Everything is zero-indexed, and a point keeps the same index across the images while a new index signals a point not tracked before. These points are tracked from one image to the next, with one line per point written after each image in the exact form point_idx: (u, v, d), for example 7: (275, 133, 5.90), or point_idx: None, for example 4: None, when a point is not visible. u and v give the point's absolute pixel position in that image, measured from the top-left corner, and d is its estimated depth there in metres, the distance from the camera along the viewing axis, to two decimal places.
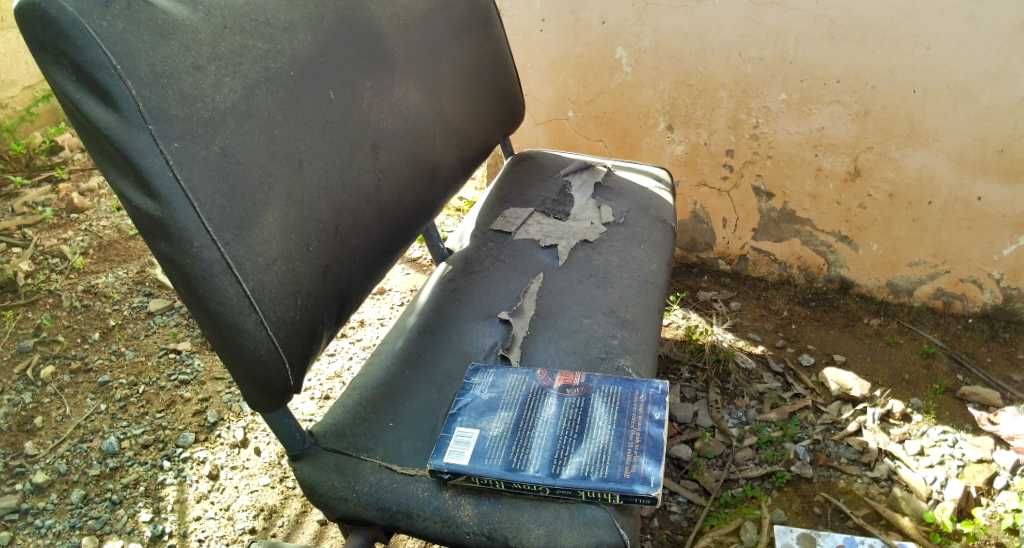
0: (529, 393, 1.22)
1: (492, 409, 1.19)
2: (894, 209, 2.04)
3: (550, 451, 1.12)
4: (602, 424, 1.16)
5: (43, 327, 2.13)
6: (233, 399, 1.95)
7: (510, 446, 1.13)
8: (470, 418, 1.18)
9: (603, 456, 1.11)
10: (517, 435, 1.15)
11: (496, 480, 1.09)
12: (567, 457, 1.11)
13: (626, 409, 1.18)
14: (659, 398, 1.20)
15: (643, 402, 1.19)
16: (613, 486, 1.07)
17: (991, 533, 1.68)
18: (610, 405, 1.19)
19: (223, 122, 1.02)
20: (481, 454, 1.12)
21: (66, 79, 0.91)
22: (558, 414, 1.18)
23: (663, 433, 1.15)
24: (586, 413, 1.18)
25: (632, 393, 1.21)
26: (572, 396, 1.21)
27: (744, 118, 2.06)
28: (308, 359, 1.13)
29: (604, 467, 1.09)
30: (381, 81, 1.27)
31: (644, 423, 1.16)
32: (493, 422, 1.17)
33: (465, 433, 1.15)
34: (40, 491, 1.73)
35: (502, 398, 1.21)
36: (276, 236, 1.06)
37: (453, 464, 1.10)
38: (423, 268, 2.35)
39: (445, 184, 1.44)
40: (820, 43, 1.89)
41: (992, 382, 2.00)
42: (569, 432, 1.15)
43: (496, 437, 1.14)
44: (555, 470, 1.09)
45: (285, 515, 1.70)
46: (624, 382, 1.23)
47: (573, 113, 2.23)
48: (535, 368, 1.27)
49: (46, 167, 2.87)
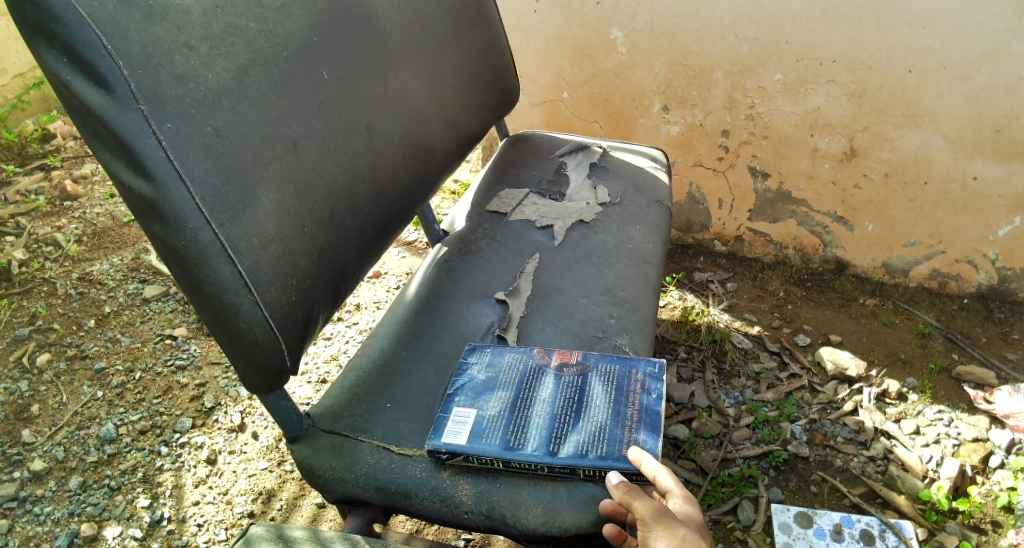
0: (526, 372, 1.22)
1: (486, 388, 1.19)
2: (889, 189, 2.04)
3: (547, 430, 1.13)
4: (599, 403, 1.17)
5: (38, 316, 2.12)
6: (230, 384, 1.94)
7: (508, 426, 1.13)
8: (467, 398, 1.18)
9: (600, 435, 1.12)
10: (512, 412, 1.16)
11: (494, 460, 1.09)
12: (564, 436, 1.12)
13: (624, 386, 1.19)
14: (656, 374, 1.20)
15: (641, 379, 1.20)
16: (610, 464, 1.08)
17: (987, 511, 1.70)
18: (607, 382, 1.19)
19: (216, 103, 1.01)
20: (479, 434, 1.12)
21: (56, 60, 0.91)
22: (555, 392, 1.19)
23: (660, 408, 1.16)
24: (583, 392, 1.18)
25: (629, 370, 1.21)
26: (568, 373, 1.21)
27: (740, 99, 2.05)
28: (305, 342, 1.13)
29: (600, 444, 1.10)
30: (374, 61, 1.26)
31: (642, 399, 1.17)
32: (490, 402, 1.17)
33: (462, 413, 1.15)
34: (37, 479, 1.73)
35: (499, 378, 1.21)
36: (271, 217, 1.06)
37: (451, 444, 1.11)
38: (418, 251, 2.34)
39: (440, 166, 1.43)
40: (815, 23, 1.88)
41: (987, 361, 2.00)
42: (566, 409, 1.16)
43: (493, 417, 1.15)
44: (553, 449, 1.10)
45: (283, 498, 1.71)
46: (620, 357, 1.24)
47: (568, 94, 2.22)
48: (532, 347, 1.27)
49: (37, 155, 2.83)
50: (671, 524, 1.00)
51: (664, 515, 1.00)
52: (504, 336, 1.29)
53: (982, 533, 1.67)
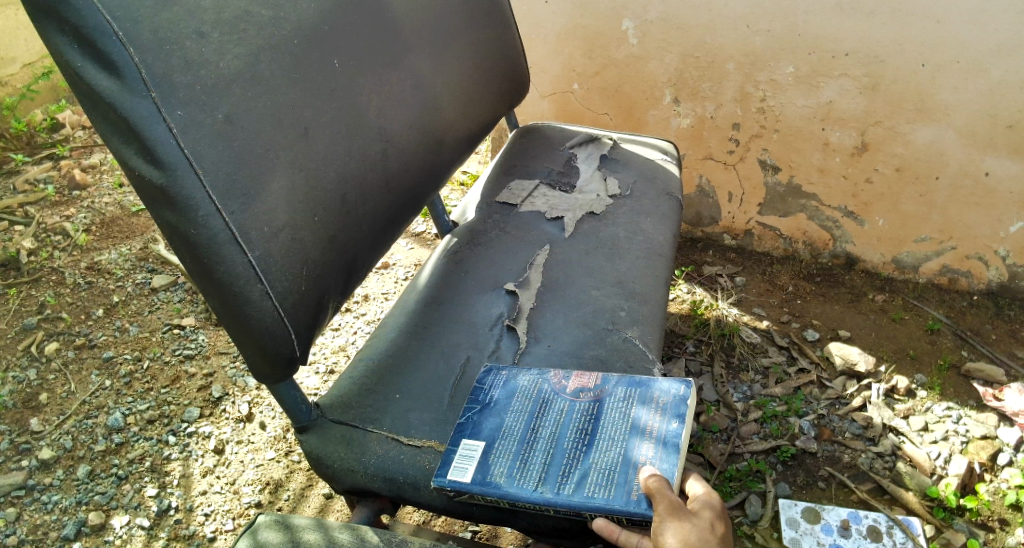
0: (540, 399, 1.15)
1: (495, 414, 1.14)
2: (902, 183, 2.02)
3: (555, 464, 1.06)
4: (614, 435, 1.09)
5: (46, 304, 2.13)
6: (238, 374, 1.95)
7: (516, 460, 1.07)
8: (476, 428, 1.12)
9: (612, 474, 1.04)
10: (520, 443, 1.10)
11: (499, 499, 1.04)
12: (573, 470, 1.05)
13: (643, 414, 1.11)
14: (679, 403, 1.11)
15: (662, 407, 1.11)
16: (616, 506, 1.00)
17: (995, 509, 1.69)
18: (625, 408, 1.12)
19: (228, 89, 1.01)
20: (483, 469, 1.06)
21: (67, 46, 0.91)
22: (568, 418, 1.12)
23: (680, 436, 1.07)
24: (598, 422, 1.11)
25: (649, 394, 1.13)
26: (583, 398, 1.15)
27: (751, 92, 2.04)
28: (315, 330, 1.13)
29: (610, 482, 1.03)
30: (385, 48, 1.25)
31: (661, 428, 1.08)
32: (500, 432, 1.11)
33: (469, 445, 1.10)
34: (46, 467, 1.74)
35: (511, 405, 1.15)
36: (282, 203, 1.05)
37: (455, 481, 1.05)
38: (427, 242, 2.34)
39: (451, 155, 1.42)
40: (831, 14, 1.86)
41: (996, 358, 1.99)
42: (579, 438, 1.09)
43: (500, 450, 1.09)
44: (560, 488, 1.03)
45: (290, 489, 1.71)
46: (641, 379, 1.16)
47: (578, 85, 2.21)
48: (548, 370, 1.20)
49: (47, 144, 2.84)
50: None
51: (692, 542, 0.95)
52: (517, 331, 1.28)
53: (990, 530, 1.66)
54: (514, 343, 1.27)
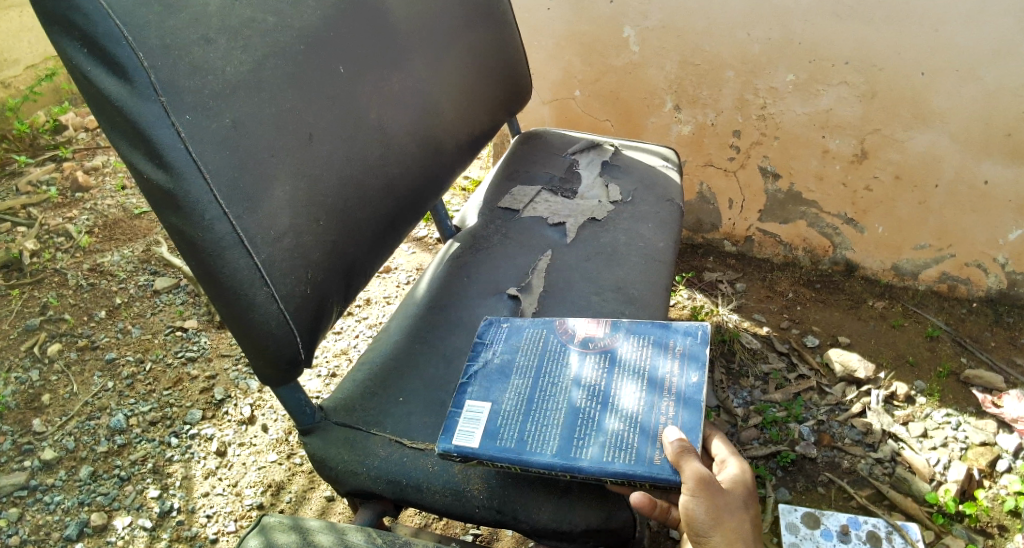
0: (550, 361, 1.17)
1: (507, 376, 1.15)
2: (900, 190, 2.03)
3: (571, 426, 1.08)
4: (629, 395, 1.11)
5: (48, 306, 2.14)
6: (240, 376, 1.95)
7: (529, 424, 1.09)
8: (487, 393, 1.13)
9: (630, 438, 1.06)
10: (532, 403, 1.11)
11: (514, 464, 1.05)
12: (590, 434, 1.07)
13: (657, 373, 1.13)
14: (695, 358, 1.13)
15: (676, 365, 1.13)
16: (640, 471, 1.02)
17: (993, 515, 1.70)
18: (640, 365, 1.14)
19: (233, 94, 1.02)
20: (497, 435, 1.08)
21: (75, 49, 0.92)
22: (583, 377, 1.14)
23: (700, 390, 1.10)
24: (610, 383, 1.13)
25: (665, 350, 1.15)
26: (596, 357, 1.17)
27: (751, 99, 2.05)
28: (318, 333, 1.14)
29: (631, 446, 1.05)
30: (389, 54, 1.26)
31: (679, 386, 1.11)
32: (511, 397, 1.12)
33: (480, 412, 1.11)
34: (48, 468, 1.74)
35: (520, 369, 1.16)
36: (287, 208, 1.06)
37: (468, 447, 1.07)
38: (428, 246, 2.35)
39: (453, 160, 1.43)
40: (829, 22, 1.87)
41: (995, 364, 2.00)
42: (592, 397, 1.11)
43: (514, 415, 1.10)
44: (577, 453, 1.05)
45: (292, 491, 1.72)
46: (655, 333, 1.18)
47: (580, 92, 2.22)
48: (557, 329, 1.22)
49: (49, 146, 2.85)
50: (728, 525, 1.00)
51: (723, 516, 1.00)
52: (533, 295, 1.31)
53: (989, 537, 1.67)
54: None
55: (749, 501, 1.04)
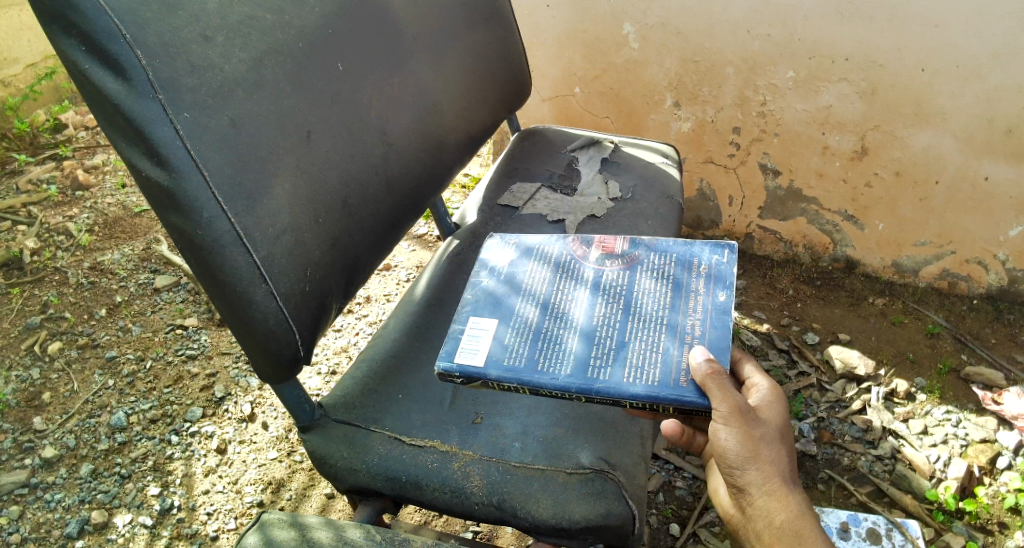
0: (567, 285, 1.16)
1: (524, 299, 1.15)
2: (901, 188, 2.03)
3: (586, 349, 1.07)
4: (650, 314, 1.10)
5: (49, 304, 2.14)
6: (241, 374, 1.95)
7: (544, 347, 1.08)
8: (503, 316, 1.13)
9: (652, 357, 1.05)
10: (546, 327, 1.11)
11: (529, 386, 1.05)
12: (607, 355, 1.06)
13: (680, 292, 1.11)
14: (722, 278, 1.12)
15: (702, 283, 1.12)
16: (662, 394, 1.01)
17: (994, 512, 1.70)
18: (662, 287, 1.13)
19: (233, 93, 1.02)
20: (511, 358, 1.07)
21: (74, 48, 0.92)
22: (600, 300, 1.13)
23: (728, 313, 1.08)
24: (630, 303, 1.12)
25: (691, 269, 1.14)
26: (615, 280, 1.15)
27: (751, 96, 2.05)
28: (319, 331, 1.14)
29: (651, 369, 1.03)
30: (389, 52, 1.26)
31: (705, 304, 1.09)
32: (527, 319, 1.12)
33: (494, 335, 1.10)
34: (49, 466, 1.74)
35: (537, 292, 1.16)
36: (286, 206, 1.06)
37: (480, 369, 1.07)
38: (428, 244, 2.35)
39: (453, 159, 1.43)
40: (830, 20, 1.86)
41: (996, 361, 2.00)
42: (610, 319, 1.10)
43: (529, 338, 1.10)
44: (594, 374, 1.04)
45: (292, 488, 1.72)
46: (679, 254, 1.16)
47: (580, 89, 2.22)
48: (577, 253, 1.21)
49: (49, 144, 2.85)
50: (765, 457, 0.99)
51: (760, 447, 0.99)
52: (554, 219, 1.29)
53: (989, 534, 1.67)
54: None
55: (780, 428, 1.03)
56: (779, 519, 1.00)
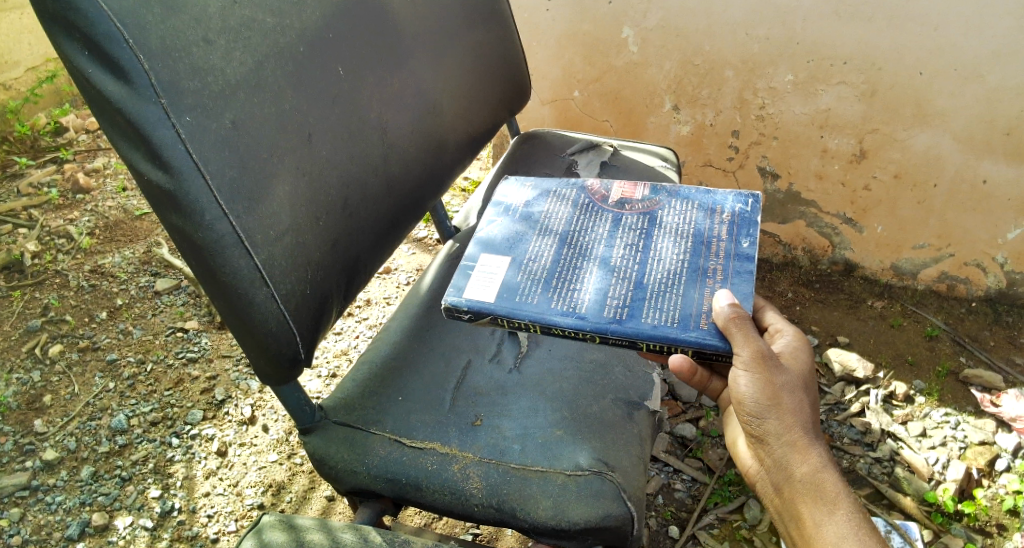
0: (590, 234, 1.21)
1: (547, 247, 1.19)
2: (900, 190, 2.03)
3: (608, 289, 1.11)
4: (672, 259, 1.14)
5: (50, 307, 2.14)
6: (241, 376, 1.96)
7: (566, 288, 1.12)
8: (527, 261, 1.17)
9: (674, 298, 1.09)
10: (564, 273, 1.15)
11: (550, 323, 1.08)
12: (625, 300, 1.09)
13: (702, 241, 1.16)
14: (744, 229, 1.17)
15: (724, 234, 1.17)
16: (682, 337, 1.04)
17: (992, 514, 1.71)
18: (684, 237, 1.17)
19: (234, 95, 1.02)
20: (535, 297, 1.11)
21: (77, 52, 0.93)
22: (619, 251, 1.17)
23: (752, 268, 1.12)
24: (652, 250, 1.16)
25: (714, 221, 1.19)
26: (635, 234, 1.20)
27: (750, 98, 2.05)
28: (319, 332, 1.15)
29: (670, 313, 1.07)
30: (390, 55, 1.26)
31: (727, 252, 1.14)
32: (550, 264, 1.16)
33: (518, 277, 1.14)
34: (49, 469, 1.75)
35: (561, 241, 1.20)
36: (286, 209, 1.07)
37: (504, 307, 1.10)
38: (428, 247, 2.35)
39: (452, 161, 1.44)
40: (828, 22, 1.87)
41: (994, 364, 2.01)
42: (629, 268, 1.14)
43: (552, 280, 1.14)
44: (616, 312, 1.08)
45: (293, 491, 1.73)
46: (701, 207, 1.22)
47: (579, 92, 2.23)
48: (601, 206, 1.26)
49: (50, 148, 2.86)
50: (786, 406, 1.02)
51: (780, 394, 1.02)
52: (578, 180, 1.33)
53: (988, 536, 1.67)
54: (514, 347, 1.29)
55: (804, 378, 1.06)
56: (799, 470, 1.02)
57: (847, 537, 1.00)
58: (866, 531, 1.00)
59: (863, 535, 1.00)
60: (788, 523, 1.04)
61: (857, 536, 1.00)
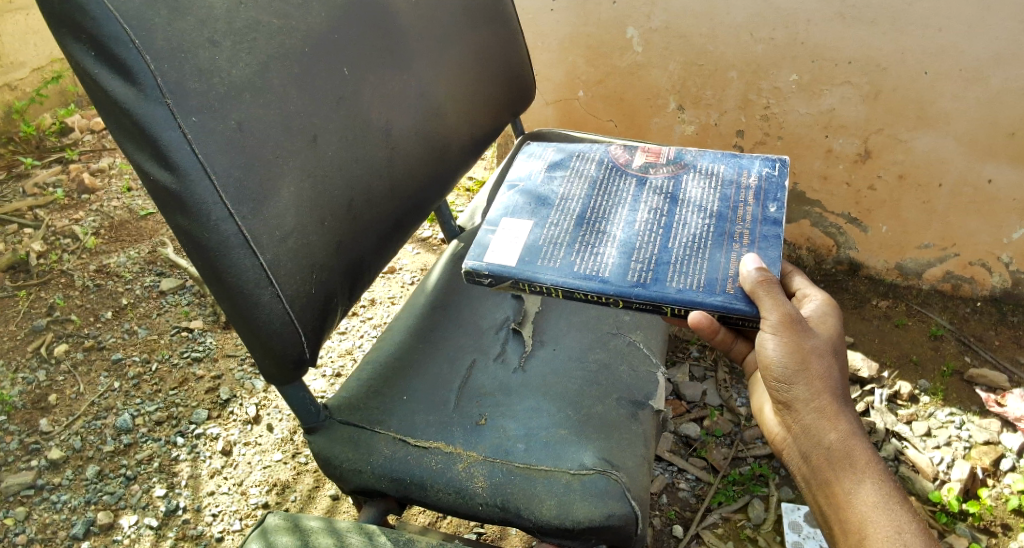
0: (615, 199, 1.24)
1: (571, 213, 1.23)
2: (904, 190, 2.03)
3: (632, 253, 1.15)
4: (697, 225, 1.18)
5: (55, 307, 2.15)
6: (246, 376, 1.97)
7: (591, 252, 1.16)
8: (553, 226, 1.21)
9: (700, 261, 1.12)
10: (589, 238, 1.18)
11: (575, 286, 1.12)
12: (650, 264, 1.13)
13: (728, 208, 1.20)
14: (771, 197, 1.21)
15: (751, 201, 1.21)
16: (708, 301, 1.07)
17: (997, 514, 1.71)
18: (709, 204, 1.21)
19: (239, 97, 1.03)
20: (561, 262, 1.15)
21: (84, 53, 0.93)
22: (644, 216, 1.21)
23: (779, 235, 1.16)
24: (677, 215, 1.20)
25: (740, 189, 1.23)
26: (659, 201, 1.23)
27: (754, 99, 2.05)
28: (323, 332, 1.15)
29: (695, 278, 1.10)
30: (396, 57, 1.27)
31: (754, 219, 1.18)
32: (575, 230, 1.20)
33: (544, 243, 1.18)
34: (55, 468, 1.75)
35: (585, 207, 1.24)
36: (292, 210, 1.07)
37: (529, 271, 1.14)
38: (433, 247, 2.35)
39: (457, 162, 1.44)
40: (832, 23, 1.87)
41: (999, 364, 2.00)
42: (653, 234, 1.17)
43: (577, 244, 1.17)
44: (641, 275, 1.11)
45: (297, 490, 1.73)
46: (727, 175, 1.26)
47: (583, 92, 2.23)
48: (625, 173, 1.29)
49: (55, 148, 2.86)
50: (814, 370, 1.05)
51: (810, 359, 1.05)
52: (602, 146, 1.36)
53: (993, 535, 1.67)
54: (519, 346, 1.30)
55: (833, 344, 1.08)
56: (829, 438, 1.05)
57: (877, 504, 1.02)
58: (895, 499, 1.03)
59: (893, 504, 1.03)
60: (816, 491, 1.06)
61: (888, 504, 1.02)
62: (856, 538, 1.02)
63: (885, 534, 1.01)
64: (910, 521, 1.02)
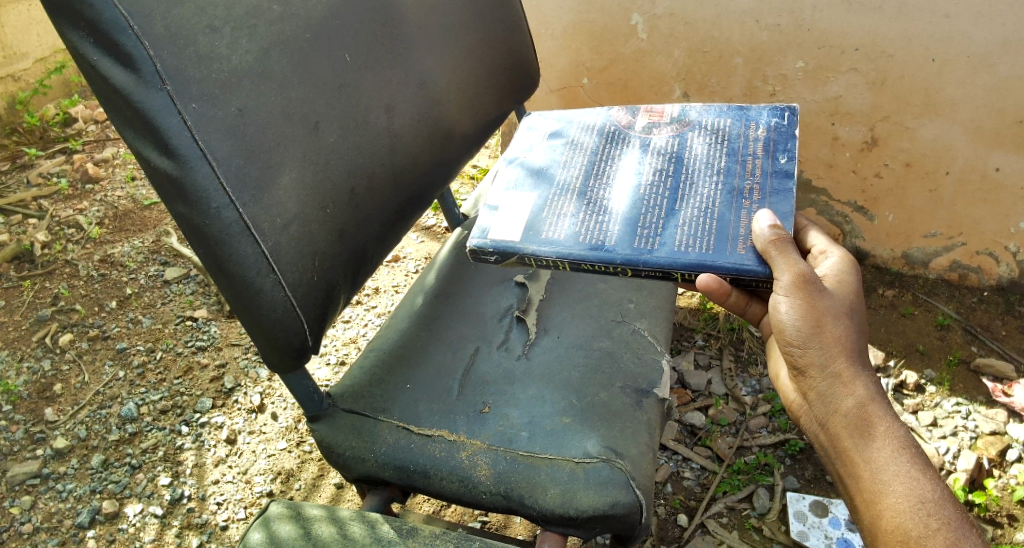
0: (620, 164, 1.24)
1: (574, 183, 1.23)
2: (910, 178, 2.02)
3: (638, 220, 1.15)
4: (704, 185, 1.17)
5: (60, 296, 2.15)
6: (250, 365, 1.97)
7: (595, 220, 1.16)
8: (556, 197, 1.21)
9: (708, 224, 1.12)
10: (593, 206, 1.18)
11: (581, 257, 1.12)
12: (657, 229, 1.13)
13: (736, 163, 1.19)
14: (781, 148, 1.20)
15: (759, 155, 1.20)
16: (717, 262, 1.08)
17: (1003, 505, 1.70)
18: (716, 161, 1.21)
19: (239, 83, 1.02)
20: (565, 233, 1.15)
21: (83, 40, 0.93)
22: (649, 178, 1.20)
23: (790, 187, 1.15)
24: (683, 177, 1.19)
25: (749, 143, 1.22)
26: (664, 161, 1.23)
27: (760, 86, 2.04)
28: (326, 321, 1.15)
29: (704, 240, 1.10)
30: (399, 42, 1.25)
31: (764, 173, 1.17)
32: (578, 200, 1.20)
33: (547, 214, 1.18)
34: (60, 457, 1.76)
35: (587, 175, 1.24)
36: (293, 196, 1.07)
37: (532, 246, 1.15)
38: (437, 235, 2.35)
39: (459, 149, 1.43)
40: (838, 10, 1.85)
41: (1007, 354, 1.99)
42: (658, 196, 1.17)
43: (581, 215, 1.17)
44: (648, 241, 1.11)
45: (302, 478, 1.73)
46: (734, 128, 1.25)
47: (588, 80, 2.22)
48: (628, 136, 1.29)
49: (59, 138, 2.86)
50: (830, 332, 1.05)
51: (824, 320, 1.05)
52: (605, 109, 1.36)
53: (998, 526, 1.67)
54: (523, 335, 1.29)
55: (848, 305, 1.09)
56: (845, 404, 1.04)
57: (899, 471, 1.01)
58: (917, 465, 1.01)
59: (916, 471, 1.01)
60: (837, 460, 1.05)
61: (910, 472, 1.01)
62: (877, 507, 1.01)
63: (908, 502, 0.99)
64: (933, 487, 1.00)
